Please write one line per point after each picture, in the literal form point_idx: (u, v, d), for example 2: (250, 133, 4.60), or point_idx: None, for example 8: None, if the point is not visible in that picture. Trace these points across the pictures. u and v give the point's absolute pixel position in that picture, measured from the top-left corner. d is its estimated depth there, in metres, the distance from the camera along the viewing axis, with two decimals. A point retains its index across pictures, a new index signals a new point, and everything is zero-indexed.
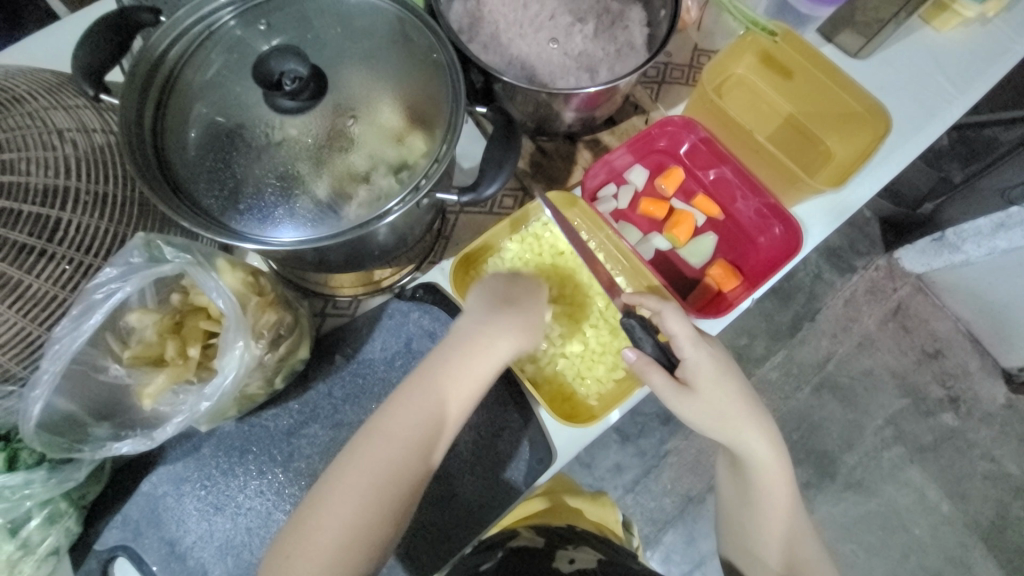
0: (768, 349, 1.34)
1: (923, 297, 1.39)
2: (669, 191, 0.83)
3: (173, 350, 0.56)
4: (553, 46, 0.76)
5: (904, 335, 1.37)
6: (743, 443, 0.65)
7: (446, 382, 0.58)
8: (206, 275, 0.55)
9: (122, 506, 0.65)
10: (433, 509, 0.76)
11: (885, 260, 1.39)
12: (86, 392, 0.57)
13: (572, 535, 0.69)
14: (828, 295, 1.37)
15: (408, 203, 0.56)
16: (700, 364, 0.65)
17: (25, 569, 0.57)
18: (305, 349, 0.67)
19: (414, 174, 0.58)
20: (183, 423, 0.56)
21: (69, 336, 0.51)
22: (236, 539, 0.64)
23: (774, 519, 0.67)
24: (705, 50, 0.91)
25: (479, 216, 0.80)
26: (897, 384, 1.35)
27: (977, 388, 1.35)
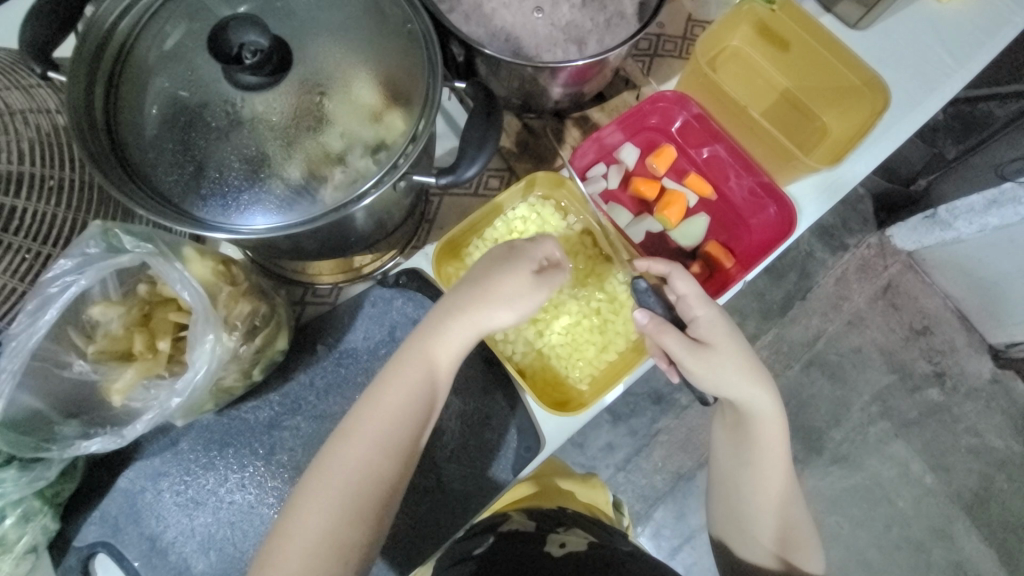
0: (758, 328, 1.34)
1: (914, 275, 1.38)
2: (661, 170, 0.80)
3: (142, 343, 0.54)
4: (539, 16, 0.71)
5: (893, 312, 1.37)
6: (748, 406, 0.64)
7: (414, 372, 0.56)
8: (169, 265, 0.51)
9: (100, 502, 0.63)
10: (422, 499, 0.75)
11: (877, 238, 1.38)
12: (53, 389, 0.54)
13: (562, 518, 0.69)
14: (820, 273, 1.36)
15: (385, 185, 0.53)
16: (712, 321, 0.63)
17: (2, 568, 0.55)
18: (283, 341, 0.65)
19: (391, 154, 0.54)
20: (153, 421, 0.54)
21: (26, 333, 0.48)
22: (218, 533, 0.63)
23: (772, 490, 0.67)
24: (699, 21, 0.87)
25: (464, 198, 0.78)
26: (885, 361, 1.35)
27: (964, 364, 1.36)
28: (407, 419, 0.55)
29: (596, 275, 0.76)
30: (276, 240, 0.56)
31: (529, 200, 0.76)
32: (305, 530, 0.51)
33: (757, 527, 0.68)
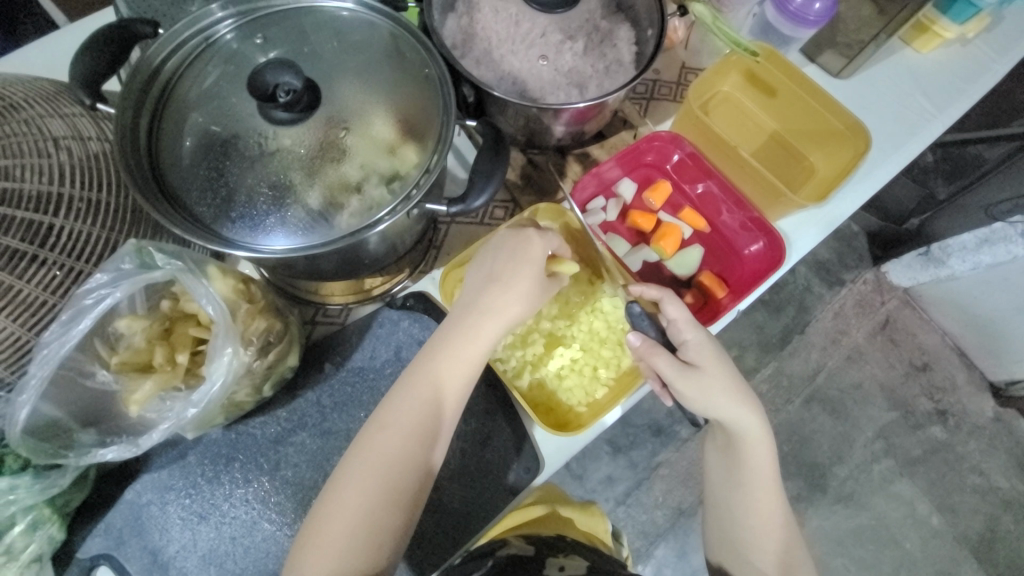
0: (758, 361, 1.35)
1: (910, 310, 1.41)
2: (657, 204, 0.84)
3: (162, 356, 0.57)
4: (544, 63, 0.78)
5: (892, 348, 1.39)
6: (735, 427, 0.66)
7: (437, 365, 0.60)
8: (198, 282, 0.55)
9: (106, 513, 0.64)
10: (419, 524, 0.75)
11: (873, 274, 1.42)
12: (74, 398, 0.56)
13: (560, 543, 0.66)
14: (818, 307, 1.39)
15: (398, 213, 0.58)
16: (701, 344, 0.66)
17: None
18: (293, 358, 0.67)
19: (405, 184, 0.59)
20: (169, 430, 0.56)
21: (58, 341, 0.51)
22: (220, 548, 0.64)
23: (763, 513, 0.68)
24: (692, 68, 0.95)
25: (471, 226, 0.82)
26: (885, 397, 1.36)
27: (965, 402, 1.37)
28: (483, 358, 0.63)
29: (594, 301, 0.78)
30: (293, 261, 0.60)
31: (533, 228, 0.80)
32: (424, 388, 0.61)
33: (751, 555, 0.68)
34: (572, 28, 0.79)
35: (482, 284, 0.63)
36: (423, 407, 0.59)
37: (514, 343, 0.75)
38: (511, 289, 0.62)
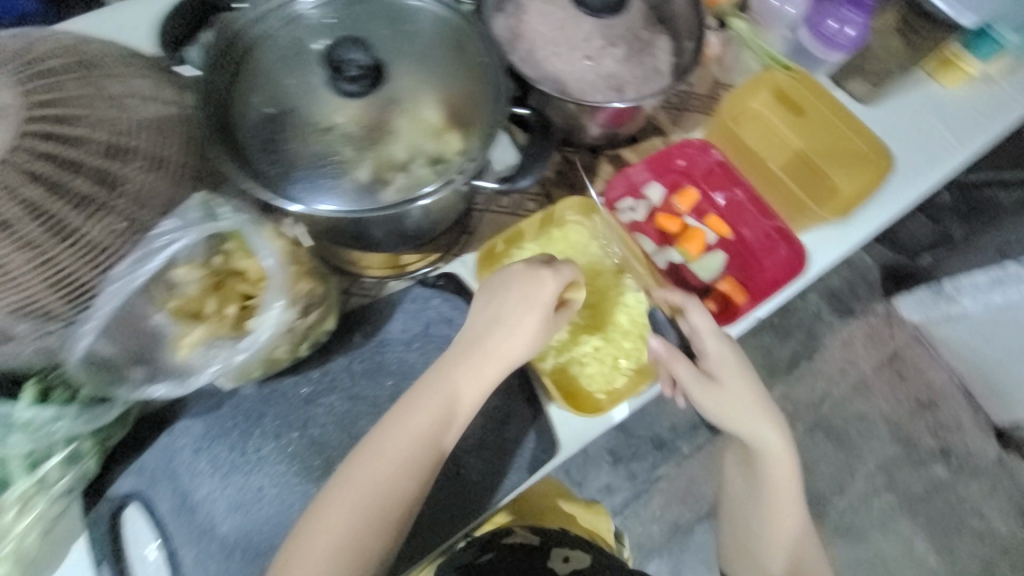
0: (764, 383, 1.37)
1: (920, 346, 1.42)
2: (683, 208, 0.88)
3: (214, 305, 0.61)
4: (587, 64, 0.81)
5: (899, 382, 1.40)
6: (753, 438, 0.71)
7: (440, 398, 0.64)
8: (263, 237, 0.59)
9: (140, 455, 0.65)
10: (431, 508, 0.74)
11: (884, 307, 1.42)
12: (126, 338, 0.58)
13: (564, 539, 0.79)
14: (827, 335, 1.41)
15: (447, 187, 0.62)
16: (721, 355, 0.70)
17: (38, 505, 0.58)
18: (331, 322, 0.70)
19: (456, 162, 0.63)
20: (216, 373, 0.60)
21: (127, 279, 0.55)
22: (247, 496, 0.65)
23: (779, 515, 0.74)
24: (724, 84, 0.98)
25: (503, 216, 0.85)
26: (889, 430, 1.37)
27: (970, 443, 1.37)
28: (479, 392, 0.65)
29: (618, 292, 0.80)
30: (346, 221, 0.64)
31: (561, 218, 0.83)
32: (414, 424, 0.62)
33: (768, 551, 0.74)
34: (615, 36, 0.82)
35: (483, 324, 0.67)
36: (421, 440, 0.62)
37: None
38: (518, 334, 0.66)
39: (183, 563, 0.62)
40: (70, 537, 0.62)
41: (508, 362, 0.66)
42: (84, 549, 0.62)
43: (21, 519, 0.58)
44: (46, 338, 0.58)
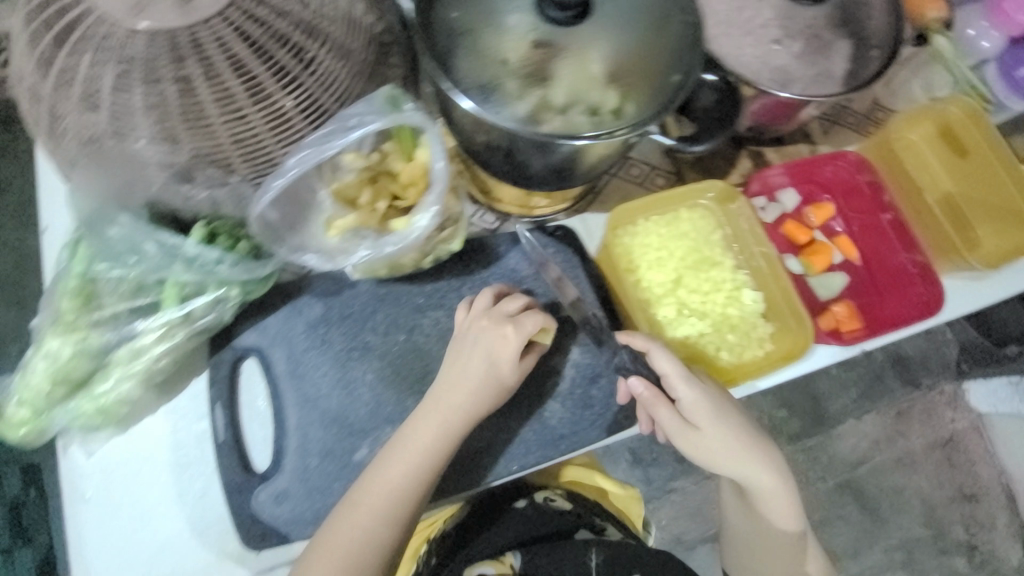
0: (803, 430, 1.30)
1: (979, 437, 1.34)
2: (816, 222, 0.84)
3: (368, 197, 0.64)
4: (776, 47, 0.79)
5: (947, 468, 1.33)
6: (737, 470, 0.72)
7: (408, 465, 0.62)
8: (438, 140, 0.62)
9: (267, 314, 0.70)
10: (492, 460, 0.71)
11: (953, 387, 1.34)
12: (294, 205, 0.63)
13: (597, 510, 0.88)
14: (882, 401, 1.32)
15: (629, 134, 0.61)
16: (695, 403, 0.68)
17: (177, 335, 0.62)
18: (456, 245, 0.71)
19: (641, 112, 0.62)
20: (365, 257, 0.63)
21: (316, 150, 0.58)
22: (353, 375, 0.69)
23: (786, 525, 0.76)
24: (883, 106, 0.93)
25: (630, 185, 0.86)
26: (923, 511, 1.32)
27: (997, 544, 1.33)
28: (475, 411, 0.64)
29: (733, 285, 0.77)
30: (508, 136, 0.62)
31: (690, 202, 0.80)
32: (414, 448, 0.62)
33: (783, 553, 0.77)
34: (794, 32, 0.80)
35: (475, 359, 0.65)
36: (426, 462, 0.62)
37: (650, 299, 0.76)
38: (486, 385, 0.65)
39: (284, 424, 0.66)
40: (192, 374, 0.67)
41: (479, 416, 0.64)
42: (202, 388, 0.66)
43: (160, 344, 0.61)
44: (214, 189, 0.61)
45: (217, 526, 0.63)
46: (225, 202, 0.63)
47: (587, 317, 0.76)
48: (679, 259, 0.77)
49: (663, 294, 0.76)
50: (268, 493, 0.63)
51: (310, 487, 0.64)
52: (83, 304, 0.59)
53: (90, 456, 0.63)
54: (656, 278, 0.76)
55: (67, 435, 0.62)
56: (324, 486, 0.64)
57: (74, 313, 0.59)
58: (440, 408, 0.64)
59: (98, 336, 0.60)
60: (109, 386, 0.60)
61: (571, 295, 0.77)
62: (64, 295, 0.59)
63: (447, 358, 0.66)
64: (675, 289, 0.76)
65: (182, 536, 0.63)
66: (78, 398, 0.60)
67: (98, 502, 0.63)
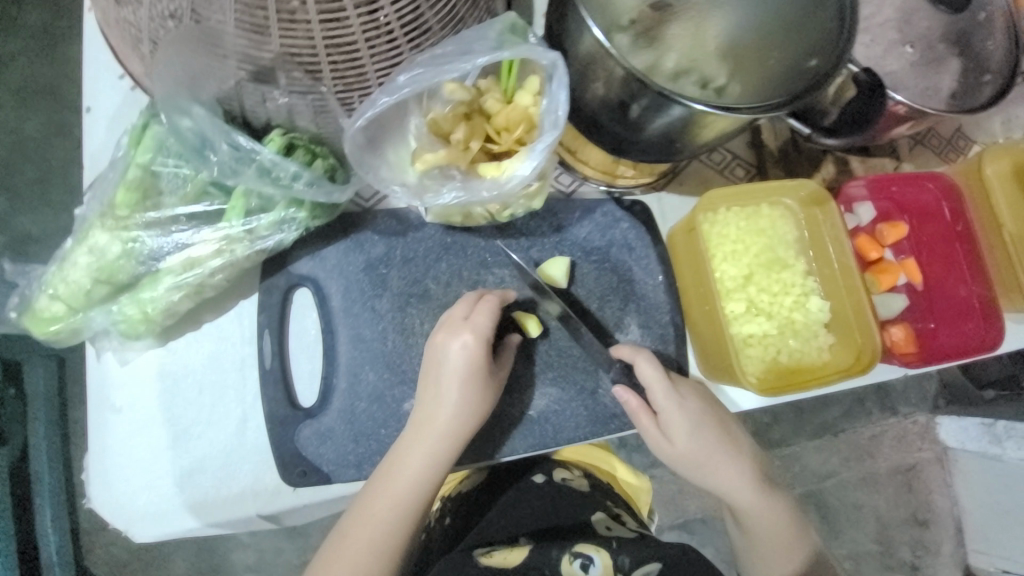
0: (786, 436, 1.27)
1: (939, 468, 1.32)
2: (889, 240, 0.82)
3: (463, 133, 0.58)
4: (907, 50, 0.77)
5: (905, 492, 1.31)
6: (723, 485, 0.67)
7: (395, 492, 0.57)
8: (564, 83, 0.53)
9: (328, 244, 0.65)
10: (541, 431, 0.68)
11: (925, 419, 1.31)
12: (379, 131, 0.58)
13: (612, 495, 0.79)
14: (860, 421, 1.30)
15: (758, 114, 0.54)
16: (672, 415, 0.64)
17: (236, 251, 0.57)
18: (537, 204, 0.66)
19: (773, 95, 0.56)
20: (451, 200, 0.57)
21: (430, 71, 0.52)
22: (410, 323, 0.65)
23: (783, 547, 0.68)
24: (965, 135, 0.90)
25: (710, 171, 0.81)
26: (876, 528, 1.30)
27: (939, 570, 1.32)
28: (463, 429, 0.59)
29: (803, 291, 0.75)
30: (630, 78, 0.53)
31: (775, 198, 0.76)
32: (403, 475, 0.58)
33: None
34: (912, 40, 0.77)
35: (459, 381, 0.59)
36: (415, 490, 0.58)
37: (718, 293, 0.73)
38: (465, 410, 0.59)
39: (335, 362, 0.63)
40: (242, 295, 0.63)
41: (465, 435, 0.59)
42: (251, 310, 0.63)
43: (215, 258, 0.56)
44: (294, 97, 0.52)
45: (257, 456, 0.60)
46: (300, 109, 0.54)
47: (652, 301, 0.73)
48: (752, 256, 0.75)
49: (733, 290, 0.73)
50: (313, 430, 0.61)
51: (356, 430, 0.62)
52: (137, 200, 0.54)
53: (125, 366, 0.59)
54: (730, 271, 0.74)
55: (103, 340, 0.58)
56: (370, 431, 0.62)
57: (126, 208, 0.54)
58: (422, 436, 0.58)
59: (151, 240, 0.55)
60: (157, 295, 0.56)
61: (639, 274, 0.73)
62: (118, 187, 0.54)
63: (432, 378, 0.60)
64: (745, 285, 0.74)
65: (216, 463, 0.59)
66: (121, 301, 0.56)
67: (128, 414, 0.59)
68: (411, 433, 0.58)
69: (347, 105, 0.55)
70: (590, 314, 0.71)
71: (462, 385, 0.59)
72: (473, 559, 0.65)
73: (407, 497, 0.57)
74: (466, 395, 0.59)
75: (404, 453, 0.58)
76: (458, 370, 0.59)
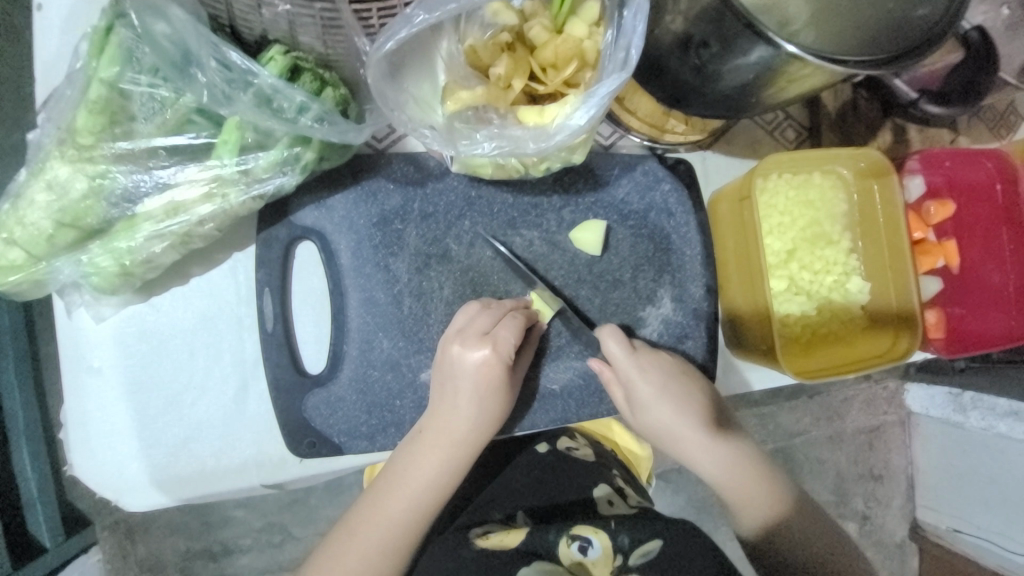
0: (765, 397, 1.12)
1: (900, 431, 1.20)
2: (936, 220, 0.77)
3: (505, 69, 0.48)
4: (1005, 9, 0.70)
5: (866, 451, 1.19)
6: (689, 453, 0.64)
7: (405, 497, 0.54)
8: (642, 11, 0.45)
9: (336, 192, 0.56)
10: (559, 404, 0.64)
11: (893, 384, 1.18)
12: (403, 55, 0.48)
13: (613, 464, 0.76)
14: (835, 385, 1.15)
15: (865, 69, 0.45)
16: (643, 389, 0.60)
17: (229, 197, 0.48)
18: (577, 157, 0.57)
19: (879, 50, 0.48)
20: (489, 153, 0.49)
21: None
22: (425, 286, 0.58)
23: (756, 498, 0.64)
24: (1022, 110, 0.83)
25: (760, 130, 0.72)
26: (836, 483, 1.19)
27: (887, 521, 1.22)
28: (478, 438, 0.55)
29: (843, 270, 0.70)
30: (720, 7, 0.43)
31: (828, 166, 0.70)
32: (412, 481, 0.54)
33: (793, 547, 0.62)
34: (991, 2, 0.70)
35: (474, 389, 0.54)
36: (430, 497, 0.54)
37: None
38: (486, 417, 0.55)
39: (345, 327, 0.56)
40: (235, 247, 0.55)
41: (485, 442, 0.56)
42: (248, 264, 0.55)
43: (204, 204, 0.47)
44: (299, 3, 0.41)
45: (258, 425, 0.55)
46: (306, 22, 0.43)
47: (688, 272, 0.66)
48: (795, 232, 0.69)
49: (774, 266, 0.68)
50: (321, 399, 0.55)
51: (368, 402, 0.57)
52: (103, 125, 0.44)
53: (101, 324, 0.52)
54: (774, 244, 0.68)
55: (73, 294, 0.51)
56: (384, 402, 0.57)
57: (91, 136, 0.44)
58: (432, 442, 0.54)
59: (124, 177, 0.45)
60: (136, 245, 0.47)
61: (676, 242, 0.66)
62: (80, 109, 0.44)
63: (441, 383, 0.55)
64: (787, 261, 0.68)
65: (215, 431, 0.54)
66: (92, 250, 0.47)
67: (108, 375, 0.53)
68: (418, 440, 0.54)
69: (365, 23, 0.44)
70: (621, 284, 0.65)
71: (476, 394, 0.54)
72: (469, 542, 0.62)
73: (418, 504, 0.54)
74: (481, 404, 0.54)
75: (410, 459, 0.54)
76: (474, 378, 0.54)
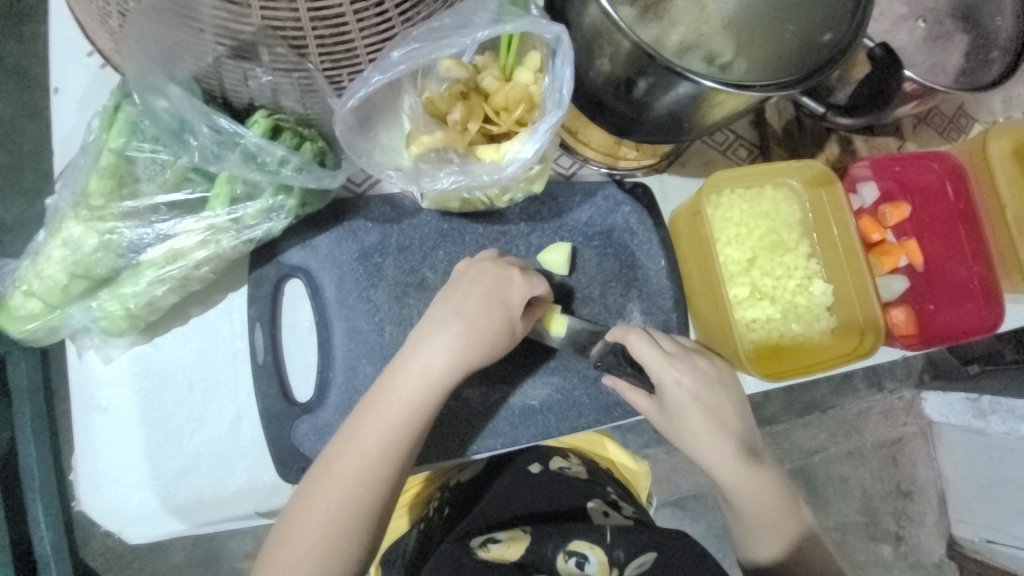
0: (777, 414, 1.11)
1: (923, 443, 1.17)
2: (892, 222, 0.80)
3: (460, 115, 0.54)
4: (919, 23, 0.75)
5: (890, 467, 1.16)
6: (717, 466, 0.64)
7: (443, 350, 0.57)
8: (569, 59, 0.51)
9: (319, 233, 0.62)
10: (541, 419, 0.67)
11: (910, 395, 1.15)
12: (368, 110, 0.55)
13: (603, 478, 0.77)
14: (848, 398, 1.13)
15: (769, 91, 0.51)
16: (675, 391, 0.61)
17: (221, 243, 0.53)
18: (536, 187, 0.62)
19: (784, 74, 0.54)
20: (449, 186, 0.55)
21: (433, 47, 0.49)
22: (405, 314, 0.63)
23: (778, 517, 0.64)
24: (969, 114, 0.88)
25: (712, 151, 0.78)
26: (862, 501, 1.16)
27: (923, 539, 1.18)
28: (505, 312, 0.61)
29: (805, 273, 0.73)
30: (639, 51, 0.49)
31: (778, 179, 0.74)
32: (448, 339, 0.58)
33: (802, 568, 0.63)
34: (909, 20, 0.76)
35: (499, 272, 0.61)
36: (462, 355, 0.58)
37: None
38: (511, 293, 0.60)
39: (331, 355, 0.61)
40: (230, 287, 0.60)
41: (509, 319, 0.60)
42: (241, 302, 0.60)
43: (200, 250, 0.53)
44: (278, 75, 0.48)
45: (254, 452, 0.59)
46: (285, 88, 0.50)
47: (654, 286, 0.70)
48: (751, 236, 0.73)
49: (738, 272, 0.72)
50: (310, 425, 0.59)
51: None
52: (112, 188, 0.51)
53: (109, 365, 0.57)
54: (733, 255, 0.72)
55: (84, 339, 0.56)
56: None
57: (101, 197, 0.51)
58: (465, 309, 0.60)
59: (129, 231, 0.52)
60: (140, 289, 0.53)
61: (642, 258, 0.71)
62: (92, 175, 0.51)
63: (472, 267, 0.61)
64: (749, 268, 0.72)
65: (214, 461, 0.58)
66: (101, 297, 0.53)
67: (114, 412, 0.57)
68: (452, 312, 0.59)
69: (335, 84, 0.51)
70: (591, 301, 0.69)
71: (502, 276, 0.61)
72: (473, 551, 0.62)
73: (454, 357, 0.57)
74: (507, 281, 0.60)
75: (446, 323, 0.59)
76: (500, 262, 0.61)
